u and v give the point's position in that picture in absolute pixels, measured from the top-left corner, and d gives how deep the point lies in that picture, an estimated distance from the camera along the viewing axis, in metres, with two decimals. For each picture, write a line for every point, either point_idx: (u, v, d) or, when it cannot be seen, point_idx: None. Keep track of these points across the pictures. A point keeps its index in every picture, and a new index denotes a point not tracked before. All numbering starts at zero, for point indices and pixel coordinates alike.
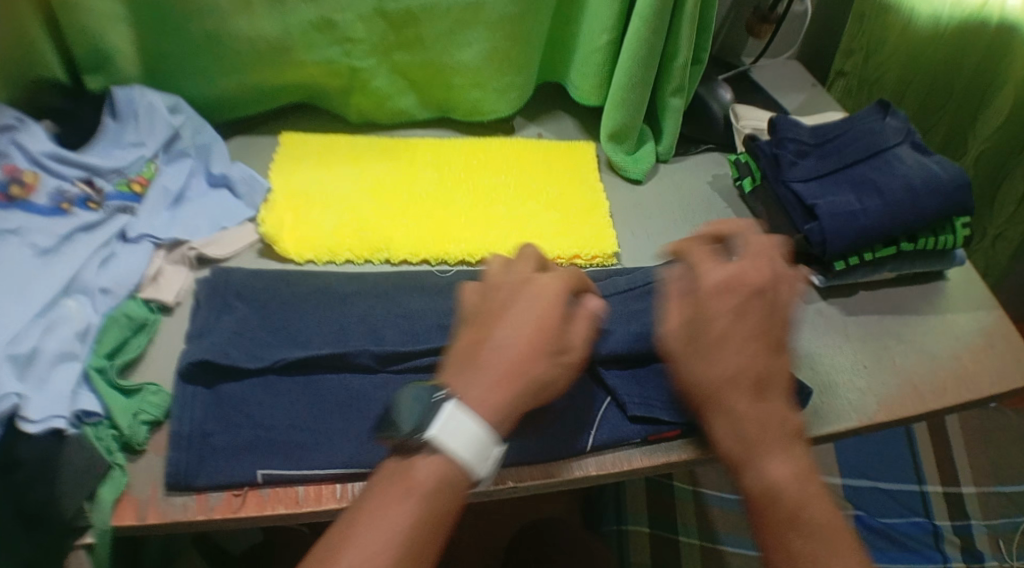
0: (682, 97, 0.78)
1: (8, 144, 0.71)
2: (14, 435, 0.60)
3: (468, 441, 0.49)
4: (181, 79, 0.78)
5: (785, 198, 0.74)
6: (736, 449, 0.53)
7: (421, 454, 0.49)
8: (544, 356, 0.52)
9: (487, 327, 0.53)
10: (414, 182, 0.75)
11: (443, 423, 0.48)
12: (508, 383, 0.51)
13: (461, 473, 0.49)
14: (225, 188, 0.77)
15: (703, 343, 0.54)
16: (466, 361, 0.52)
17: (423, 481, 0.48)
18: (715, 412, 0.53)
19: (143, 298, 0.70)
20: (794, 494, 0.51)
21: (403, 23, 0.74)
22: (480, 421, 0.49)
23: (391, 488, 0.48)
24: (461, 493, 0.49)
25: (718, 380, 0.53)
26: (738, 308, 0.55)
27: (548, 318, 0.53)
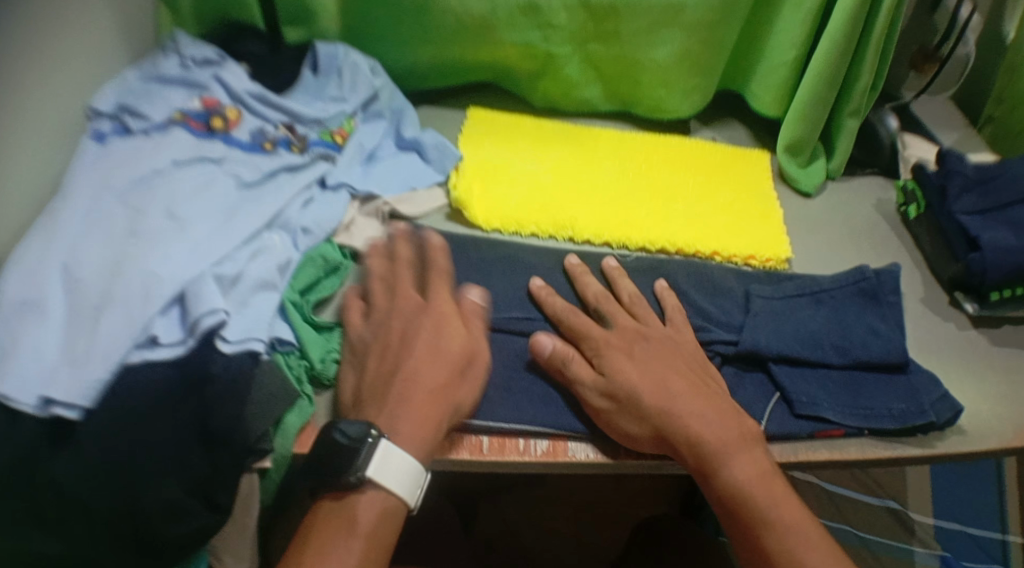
0: (857, 119, 0.82)
1: (211, 79, 0.78)
2: (211, 347, 0.64)
3: (405, 477, 0.57)
4: (381, 43, 0.83)
5: (949, 228, 0.77)
6: (698, 464, 0.58)
7: (359, 492, 0.56)
8: (451, 375, 0.61)
9: (397, 362, 0.61)
10: (593, 170, 0.79)
11: (376, 462, 0.56)
12: (431, 405, 0.59)
13: (394, 505, 0.57)
14: (414, 152, 0.81)
15: (637, 384, 0.60)
16: (376, 398, 0.60)
17: (367, 523, 0.56)
18: (677, 436, 0.59)
19: (339, 243, 0.74)
20: (760, 494, 0.57)
21: (605, 16, 0.77)
22: (412, 460, 0.57)
23: (373, 533, 0.55)
24: (395, 522, 0.57)
25: (666, 405, 0.59)
26: (645, 349, 0.63)
27: (450, 340, 0.62)
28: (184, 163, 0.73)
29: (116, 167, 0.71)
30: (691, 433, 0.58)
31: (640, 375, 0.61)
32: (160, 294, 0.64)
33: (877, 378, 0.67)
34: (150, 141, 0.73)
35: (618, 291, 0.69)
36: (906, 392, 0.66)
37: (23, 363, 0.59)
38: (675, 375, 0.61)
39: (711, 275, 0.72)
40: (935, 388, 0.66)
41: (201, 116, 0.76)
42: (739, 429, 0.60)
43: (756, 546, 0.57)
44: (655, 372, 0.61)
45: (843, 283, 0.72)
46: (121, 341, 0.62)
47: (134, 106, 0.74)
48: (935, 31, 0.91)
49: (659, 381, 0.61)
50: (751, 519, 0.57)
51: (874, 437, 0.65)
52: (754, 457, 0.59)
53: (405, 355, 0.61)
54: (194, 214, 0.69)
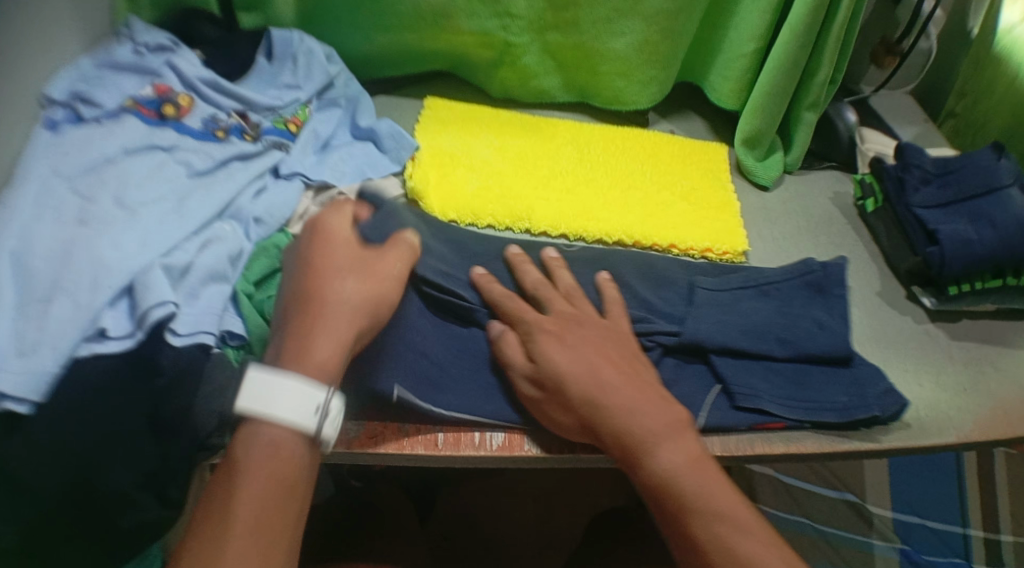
0: (816, 112, 0.82)
1: (165, 65, 0.77)
2: (160, 340, 0.61)
3: (285, 400, 0.52)
4: (338, 31, 0.82)
5: (906, 220, 0.78)
6: (627, 451, 0.57)
7: (246, 425, 0.53)
8: (378, 289, 0.58)
9: (320, 276, 0.57)
10: (551, 161, 0.80)
11: (246, 393, 0.53)
12: (344, 323, 0.56)
13: (288, 433, 0.53)
14: (370, 141, 0.80)
15: (568, 369, 0.59)
16: (289, 321, 0.56)
17: (255, 457, 0.52)
18: (606, 423, 0.57)
19: (294, 233, 0.73)
20: (690, 481, 0.55)
21: (563, 5, 0.78)
22: (301, 380, 0.53)
23: (259, 468, 0.52)
24: (295, 454, 0.53)
25: (596, 392, 0.58)
26: (577, 334, 0.62)
27: (358, 260, 0.59)
28: (136, 151, 0.71)
29: (66, 154, 0.69)
30: (617, 424, 0.57)
31: (564, 359, 0.59)
32: (108, 284, 0.62)
33: (821, 371, 0.67)
34: (102, 128, 0.72)
35: (556, 280, 0.67)
36: (850, 385, 0.66)
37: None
38: (606, 364, 0.60)
39: (660, 268, 0.72)
40: (880, 381, 0.66)
41: (152, 103, 0.75)
42: (669, 418, 0.58)
43: (684, 529, 0.55)
44: (588, 359, 0.60)
45: (786, 275, 0.72)
46: (68, 333, 0.59)
47: (87, 94, 0.72)
48: (897, 23, 0.91)
49: (585, 366, 0.59)
50: (680, 504, 0.55)
51: (817, 430, 0.65)
52: (682, 445, 0.57)
53: (322, 275, 0.57)
54: (145, 203, 0.68)
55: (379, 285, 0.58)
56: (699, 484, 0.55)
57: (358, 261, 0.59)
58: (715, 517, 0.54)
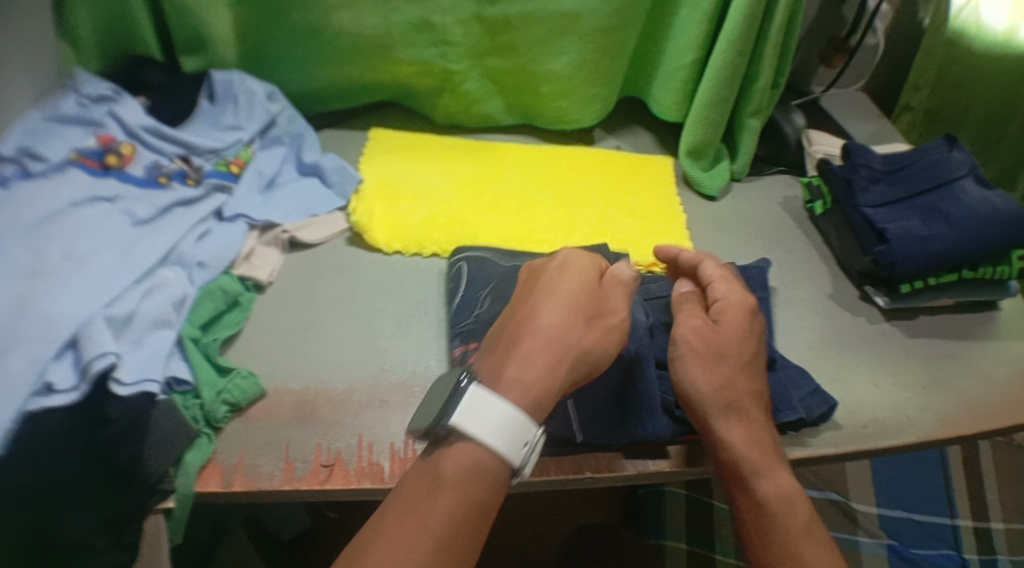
0: (760, 118, 0.82)
1: (107, 115, 0.77)
2: (105, 391, 0.61)
3: (502, 425, 0.51)
4: (279, 69, 0.83)
5: (856, 221, 0.77)
6: (743, 464, 0.56)
7: (452, 442, 0.51)
8: (575, 330, 0.56)
9: (535, 307, 0.57)
10: (497, 185, 0.80)
11: (462, 411, 0.51)
12: (557, 360, 0.54)
13: (492, 459, 0.50)
14: (315, 176, 0.81)
15: (735, 356, 0.59)
16: (500, 346, 0.56)
17: (454, 474, 0.49)
18: (726, 423, 0.57)
19: (238, 274, 0.73)
20: (792, 504, 0.56)
21: (500, 29, 0.78)
22: (515, 406, 0.51)
23: (459, 482, 0.49)
24: (495, 480, 0.50)
25: (739, 395, 0.58)
26: (744, 330, 0.61)
27: (584, 289, 0.57)
28: (81, 203, 0.70)
29: (13, 209, 0.67)
30: (733, 427, 0.57)
31: (729, 349, 0.59)
32: (53, 338, 0.60)
33: None
34: (49, 182, 0.71)
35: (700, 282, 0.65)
36: (773, 389, 0.65)
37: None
38: (753, 372, 0.59)
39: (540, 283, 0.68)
40: (803, 384, 0.66)
41: (96, 154, 0.74)
42: (775, 447, 0.58)
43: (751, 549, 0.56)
44: (742, 356, 0.59)
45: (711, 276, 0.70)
46: (18, 387, 0.57)
47: (33, 147, 0.71)
48: (843, 22, 0.92)
49: (739, 357, 0.59)
50: (780, 525, 0.55)
51: None
52: (788, 471, 0.57)
53: (540, 301, 0.57)
54: (91, 254, 0.67)
55: (592, 329, 0.56)
56: (801, 507, 0.56)
57: (587, 293, 0.58)
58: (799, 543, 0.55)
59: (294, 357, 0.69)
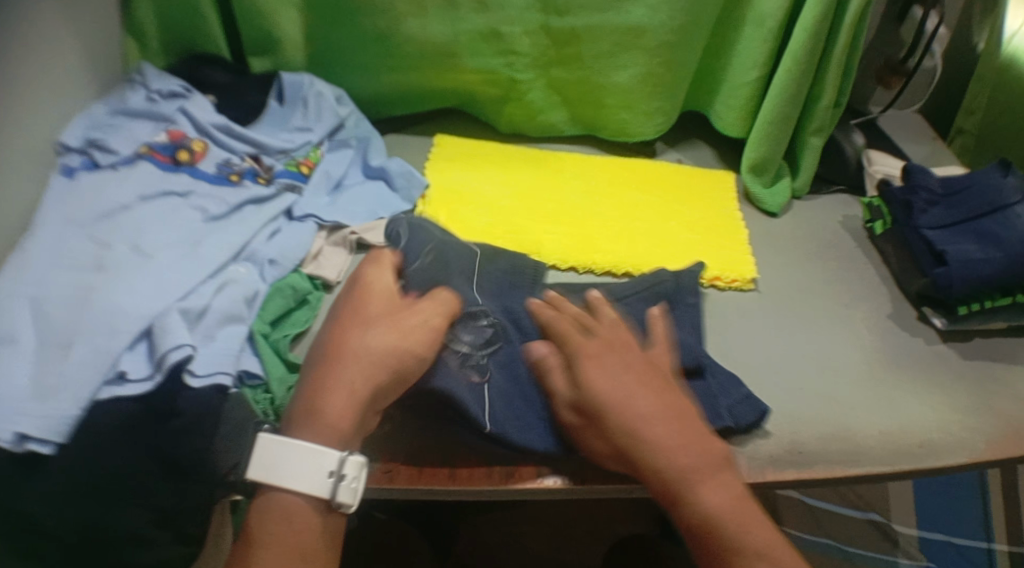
0: (822, 137, 0.83)
1: (178, 112, 0.78)
2: (178, 383, 0.62)
3: (296, 470, 0.52)
4: (348, 73, 0.85)
5: (913, 243, 0.78)
6: (673, 491, 0.54)
7: (263, 491, 0.53)
8: (399, 343, 0.56)
9: (347, 329, 0.57)
10: (560, 193, 0.81)
11: (255, 463, 0.53)
12: (361, 393, 0.54)
13: (300, 503, 0.52)
14: (380, 179, 0.82)
15: (611, 403, 0.55)
16: (323, 366, 0.56)
17: (267, 531, 0.52)
18: (642, 455, 0.54)
19: (307, 273, 0.74)
20: (734, 520, 0.53)
21: (566, 40, 0.80)
22: (308, 444, 0.53)
23: (281, 538, 0.51)
24: (310, 519, 0.52)
25: (638, 429, 0.55)
26: (625, 362, 0.58)
27: (398, 321, 0.57)
28: (151, 197, 0.72)
29: (83, 201, 0.70)
30: (656, 464, 0.54)
31: (606, 390, 0.55)
32: (127, 329, 0.62)
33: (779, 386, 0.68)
34: (116, 174, 0.73)
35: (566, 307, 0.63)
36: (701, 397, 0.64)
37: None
38: (629, 396, 0.56)
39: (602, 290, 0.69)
40: (734, 391, 0.65)
41: (167, 149, 0.76)
42: (713, 453, 0.55)
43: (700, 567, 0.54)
44: (638, 390, 0.56)
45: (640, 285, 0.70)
46: (90, 377, 0.60)
47: (102, 140, 0.74)
48: (902, 44, 0.91)
49: (626, 393, 0.55)
50: (724, 546, 0.52)
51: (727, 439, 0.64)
52: (728, 487, 0.54)
53: (357, 325, 0.57)
54: (161, 248, 0.69)
55: (410, 337, 0.57)
56: (744, 518, 0.53)
57: (393, 315, 0.58)
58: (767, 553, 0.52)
59: None
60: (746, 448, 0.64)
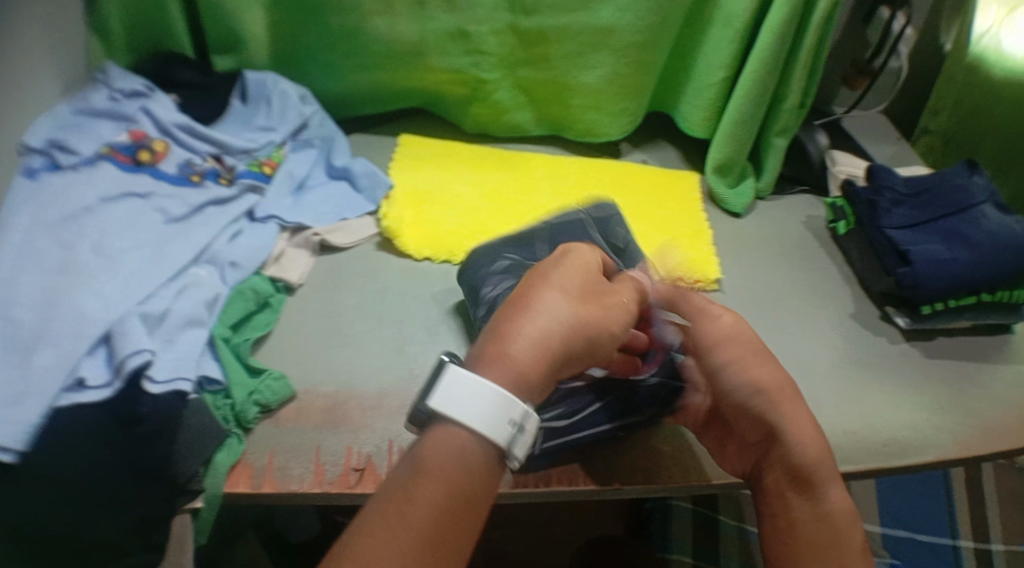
0: (786, 138, 0.83)
1: (139, 111, 0.77)
2: (138, 389, 0.61)
3: (482, 410, 0.46)
4: (313, 72, 0.84)
5: (880, 243, 0.78)
6: (801, 456, 0.56)
7: (432, 429, 0.47)
8: (605, 316, 0.52)
9: (532, 287, 0.51)
10: (525, 195, 0.81)
11: (440, 392, 0.47)
12: (538, 349, 0.49)
13: (476, 444, 0.46)
14: (344, 180, 0.82)
15: (774, 357, 0.60)
16: (496, 325, 0.50)
17: (432, 463, 0.45)
18: (779, 413, 0.57)
19: (269, 275, 0.73)
20: (841, 506, 0.56)
21: (533, 40, 0.80)
22: (487, 381, 0.47)
23: (442, 470, 0.45)
24: (482, 463, 0.46)
25: (778, 389, 0.58)
26: (753, 351, 0.59)
27: (585, 273, 0.53)
28: (112, 199, 0.71)
29: (45, 203, 0.69)
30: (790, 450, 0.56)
31: (743, 384, 0.58)
32: (87, 333, 0.62)
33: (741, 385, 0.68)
34: (79, 175, 0.72)
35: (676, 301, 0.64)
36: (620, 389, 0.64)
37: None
38: (785, 369, 0.59)
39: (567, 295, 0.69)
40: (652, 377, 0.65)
41: (128, 149, 0.75)
42: (827, 447, 0.58)
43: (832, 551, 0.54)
44: (749, 365, 0.59)
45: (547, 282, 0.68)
46: (49, 384, 0.59)
47: (64, 140, 0.72)
48: (868, 45, 0.92)
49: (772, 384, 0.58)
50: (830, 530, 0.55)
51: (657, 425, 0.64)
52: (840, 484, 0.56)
53: (539, 286, 0.51)
54: (123, 250, 0.68)
55: (601, 307, 0.52)
56: (849, 512, 0.56)
57: (589, 285, 0.53)
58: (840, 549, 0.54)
59: (321, 359, 0.69)
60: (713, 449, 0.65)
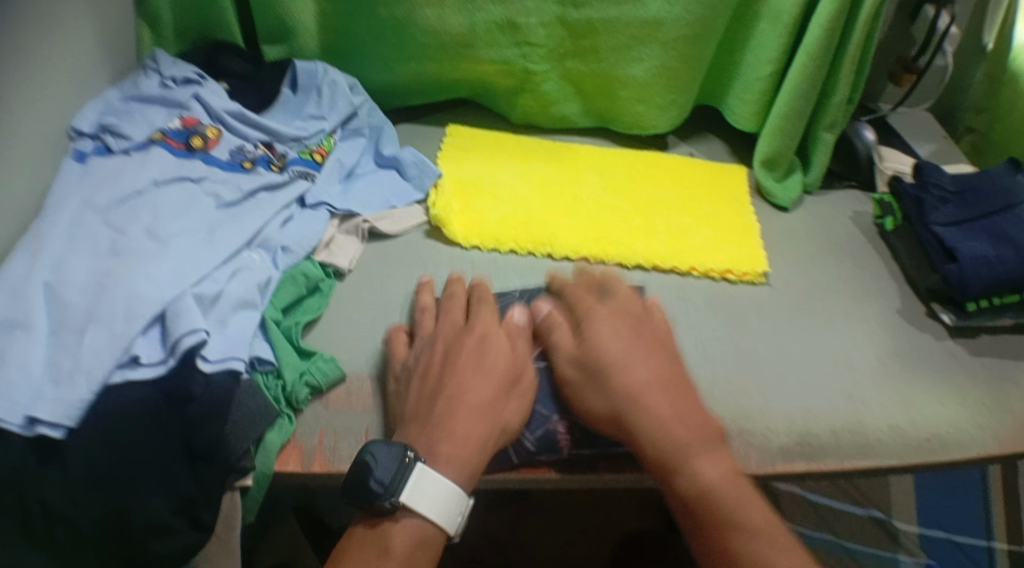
0: (834, 133, 0.83)
1: (192, 98, 0.78)
2: (193, 367, 0.61)
3: (441, 502, 0.54)
4: (362, 61, 0.85)
5: (926, 241, 0.78)
6: (658, 456, 0.56)
7: (395, 517, 0.54)
8: (506, 405, 0.60)
9: (459, 380, 0.59)
10: (573, 187, 0.81)
11: (409, 489, 0.54)
12: (471, 441, 0.57)
13: (435, 532, 0.55)
14: (393, 169, 0.82)
15: (615, 363, 0.59)
16: (428, 426, 0.58)
17: (400, 547, 0.53)
18: (637, 418, 0.57)
19: (319, 260, 0.74)
20: (729, 491, 0.54)
21: (582, 33, 0.80)
22: (452, 481, 0.55)
23: (407, 553, 0.53)
24: (436, 549, 0.55)
25: (636, 394, 0.57)
26: (633, 329, 0.62)
27: (486, 371, 0.60)
28: (165, 183, 0.72)
29: (98, 186, 0.70)
30: (654, 436, 0.56)
31: (630, 378, 0.58)
32: (141, 314, 0.62)
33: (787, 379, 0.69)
34: (131, 160, 0.73)
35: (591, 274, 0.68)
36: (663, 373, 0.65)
37: (8, 380, 0.57)
38: (652, 360, 0.59)
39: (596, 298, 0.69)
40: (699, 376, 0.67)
41: (181, 136, 0.76)
42: (707, 423, 0.58)
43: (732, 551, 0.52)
44: (634, 353, 0.60)
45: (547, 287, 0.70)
46: (103, 360, 0.60)
47: (115, 125, 0.73)
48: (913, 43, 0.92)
49: (646, 380, 0.58)
50: (715, 515, 0.54)
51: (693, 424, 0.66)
52: (717, 459, 0.56)
53: (466, 374, 0.60)
54: (176, 233, 0.68)
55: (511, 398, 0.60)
56: (751, 497, 0.55)
57: (501, 368, 0.61)
58: (731, 536, 0.53)
59: (369, 340, 0.70)
60: (758, 439, 0.65)
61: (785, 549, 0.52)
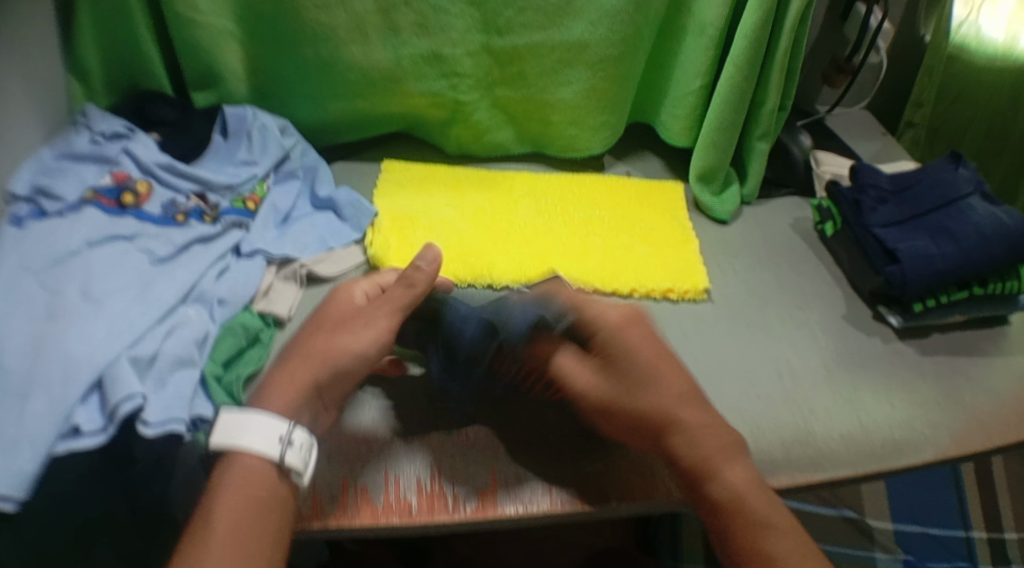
0: (768, 141, 0.83)
1: (122, 153, 0.77)
2: (133, 432, 0.60)
3: (254, 430, 0.56)
4: (291, 102, 0.84)
5: (865, 240, 0.78)
6: (693, 462, 0.56)
7: (235, 456, 0.56)
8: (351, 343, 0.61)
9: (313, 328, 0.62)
10: (511, 214, 0.81)
11: (221, 432, 0.57)
12: (300, 374, 0.59)
13: (256, 460, 0.55)
14: (329, 210, 0.82)
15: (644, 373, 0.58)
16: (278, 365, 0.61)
17: (231, 480, 0.55)
18: (674, 426, 0.57)
19: (258, 310, 0.73)
20: (750, 491, 0.55)
21: (508, 60, 0.80)
22: (263, 412, 0.57)
23: (235, 485, 0.54)
24: (265, 480, 0.55)
25: (667, 403, 0.57)
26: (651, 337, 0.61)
27: (336, 320, 0.62)
28: (98, 242, 0.70)
29: (32, 248, 0.67)
30: (686, 443, 0.57)
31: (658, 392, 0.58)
32: (78, 379, 0.61)
33: (733, 400, 0.69)
34: (64, 221, 0.70)
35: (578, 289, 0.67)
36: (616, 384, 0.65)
37: None
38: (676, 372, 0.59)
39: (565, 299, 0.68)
40: None
41: (111, 192, 0.74)
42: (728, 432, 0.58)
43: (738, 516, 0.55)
44: (663, 366, 0.59)
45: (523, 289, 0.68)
46: (44, 431, 0.58)
47: (47, 186, 0.71)
48: (846, 42, 0.92)
49: (679, 395, 0.58)
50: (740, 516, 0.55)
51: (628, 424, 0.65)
52: (737, 464, 0.57)
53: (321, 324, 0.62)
54: (112, 293, 0.67)
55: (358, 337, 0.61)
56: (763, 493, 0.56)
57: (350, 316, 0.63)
58: (758, 538, 0.54)
59: None
60: None
61: (763, 498, 0.55)
